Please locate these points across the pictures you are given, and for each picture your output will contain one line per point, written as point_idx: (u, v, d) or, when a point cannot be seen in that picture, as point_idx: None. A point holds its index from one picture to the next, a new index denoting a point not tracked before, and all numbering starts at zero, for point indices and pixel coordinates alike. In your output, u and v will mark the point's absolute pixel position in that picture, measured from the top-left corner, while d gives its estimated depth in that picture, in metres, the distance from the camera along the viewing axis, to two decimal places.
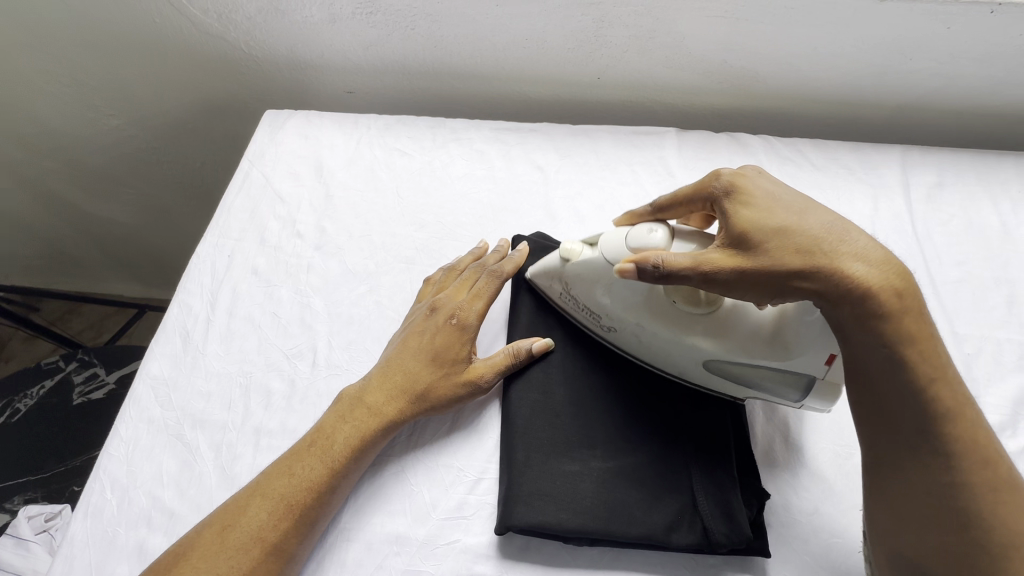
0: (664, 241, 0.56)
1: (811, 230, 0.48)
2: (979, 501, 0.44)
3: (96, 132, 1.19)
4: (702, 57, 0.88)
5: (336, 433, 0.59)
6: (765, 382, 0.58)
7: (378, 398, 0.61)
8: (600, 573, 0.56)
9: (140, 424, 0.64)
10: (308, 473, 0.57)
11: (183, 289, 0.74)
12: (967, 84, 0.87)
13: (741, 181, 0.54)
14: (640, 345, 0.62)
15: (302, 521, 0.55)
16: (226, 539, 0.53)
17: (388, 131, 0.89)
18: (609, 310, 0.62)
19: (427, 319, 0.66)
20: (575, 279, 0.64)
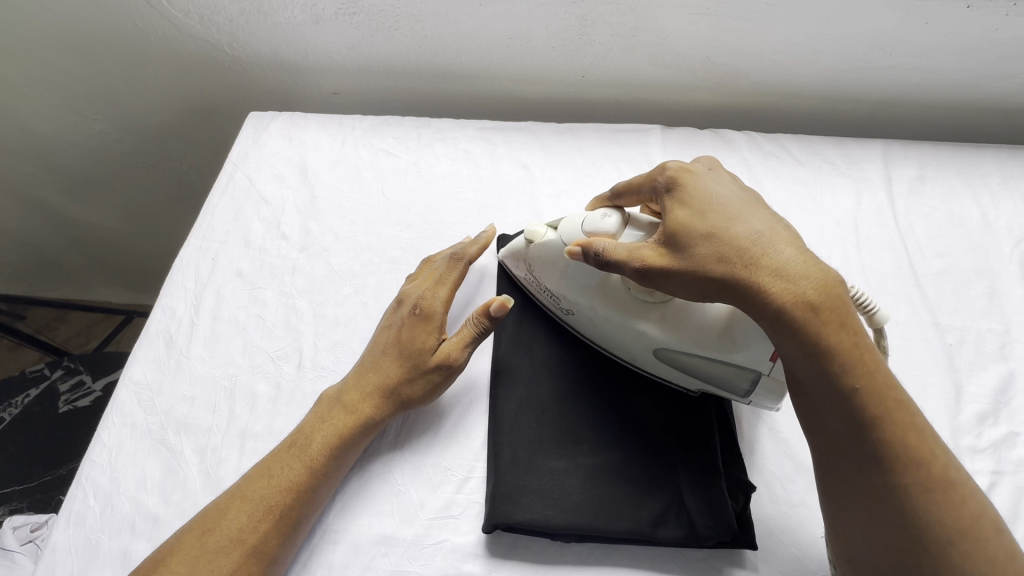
0: (616, 226, 0.57)
1: (735, 234, 0.50)
2: (913, 501, 0.43)
3: (78, 136, 1.18)
4: (685, 55, 0.88)
5: (314, 434, 0.60)
6: (710, 375, 0.57)
7: (354, 397, 0.62)
8: (587, 569, 0.56)
9: (123, 429, 0.63)
10: (286, 474, 0.57)
11: (167, 293, 0.73)
12: (946, 78, 0.88)
13: (683, 176, 0.56)
14: (598, 331, 0.63)
15: (284, 524, 0.55)
16: (206, 543, 0.53)
17: (374, 132, 0.89)
18: (569, 295, 0.63)
19: (394, 312, 0.67)
20: (537, 260, 0.66)
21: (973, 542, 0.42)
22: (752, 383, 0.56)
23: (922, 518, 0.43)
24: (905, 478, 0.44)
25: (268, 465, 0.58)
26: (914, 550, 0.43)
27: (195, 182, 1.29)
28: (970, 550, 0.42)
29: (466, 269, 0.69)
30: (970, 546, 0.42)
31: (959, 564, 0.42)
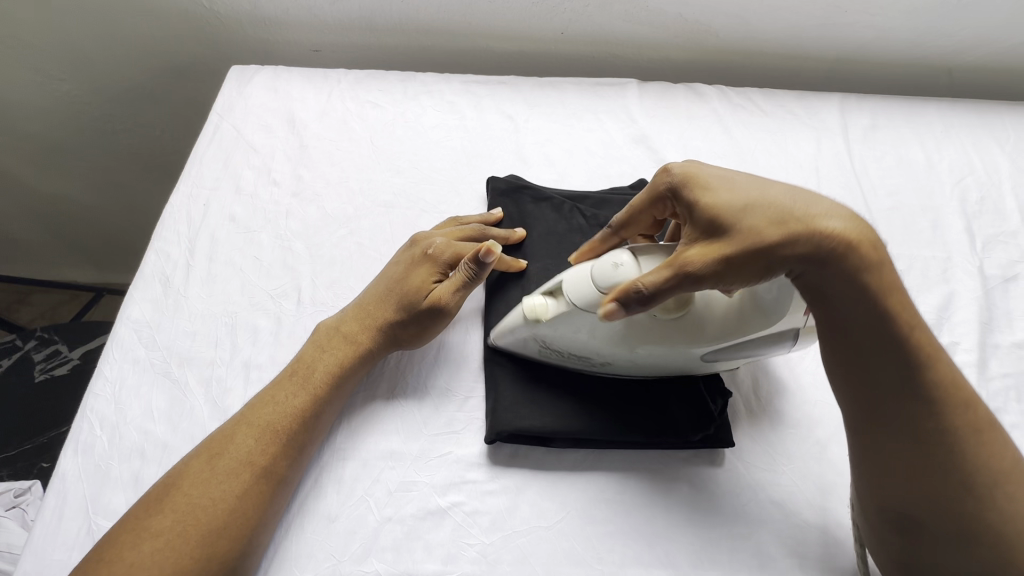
0: (634, 268, 0.52)
1: (783, 203, 0.49)
2: (963, 443, 0.49)
3: (43, 99, 1.14)
4: (659, 11, 0.93)
5: (316, 363, 0.61)
6: (763, 345, 0.60)
7: (355, 328, 0.64)
8: (581, 474, 0.61)
9: (124, 364, 0.64)
10: (291, 400, 0.58)
11: (159, 237, 0.73)
12: (894, 36, 0.95)
13: (691, 169, 0.54)
14: (638, 365, 0.60)
15: (292, 445, 0.56)
16: (217, 464, 0.53)
17: (359, 85, 0.90)
18: (596, 347, 0.58)
19: (404, 252, 0.69)
20: (549, 333, 0.58)
21: (1004, 479, 0.49)
22: (795, 335, 0.59)
23: (967, 461, 0.49)
24: (954, 421, 0.49)
25: (272, 393, 0.59)
26: (959, 492, 0.49)
27: (170, 148, 1.27)
28: (1009, 486, 0.49)
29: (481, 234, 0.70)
30: (1003, 477, 0.49)
31: (996, 497, 0.48)
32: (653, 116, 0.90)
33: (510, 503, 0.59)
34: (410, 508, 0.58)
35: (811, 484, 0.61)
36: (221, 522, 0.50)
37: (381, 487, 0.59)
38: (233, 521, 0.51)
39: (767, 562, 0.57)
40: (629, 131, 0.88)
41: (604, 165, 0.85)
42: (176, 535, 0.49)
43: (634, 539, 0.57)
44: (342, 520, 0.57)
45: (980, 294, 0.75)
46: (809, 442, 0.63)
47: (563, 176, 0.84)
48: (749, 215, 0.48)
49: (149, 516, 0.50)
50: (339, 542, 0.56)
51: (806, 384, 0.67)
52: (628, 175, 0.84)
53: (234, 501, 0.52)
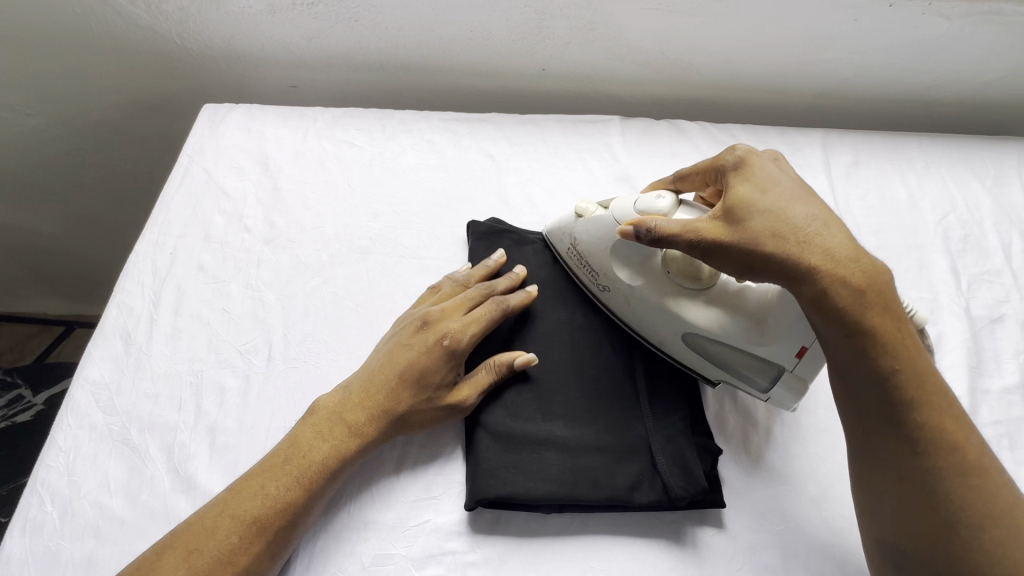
0: (670, 208, 0.60)
1: (794, 221, 0.53)
2: (949, 482, 0.47)
3: (9, 137, 1.11)
4: (641, 48, 0.92)
5: (314, 451, 0.56)
6: (734, 368, 0.61)
7: (358, 418, 0.58)
8: (568, 540, 0.58)
9: (80, 431, 0.60)
10: (284, 493, 0.53)
11: (122, 290, 0.70)
12: (873, 72, 0.96)
13: (747, 157, 0.59)
14: (629, 310, 0.65)
15: (276, 543, 0.52)
16: (193, 564, 0.49)
17: (336, 124, 0.88)
18: (607, 271, 0.65)
19: (417, 336, 0.63)
20: (586, 236, 0.67)
21: (1003, 530, 0.46)
22: (776, 378, 0.59)
23: (949, 502, 0.47)
24: (940, 463, 0.48)
25: (263, 483, 0.54)
26: (941, 530, 0.47)
27: (144, 182, 1.24)
28: (1000, 532, 0.46)
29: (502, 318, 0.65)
30: (996, 528, 0.46)
31: (983, 542, 0.46)
32: (636, 154, 0.89)
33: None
34: None
35: (804, 545, 0.59)
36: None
37: (354, 562, 0.55)
38: None
39: None
40: (612, 170, 0.87)
41: None
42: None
43: None
44: None
45: (967, 336, 0.74)
46: (802, 499, 0.61)
47: (546, 217, 0.82)
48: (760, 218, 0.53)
49: None
50: None
51: (796, 436, 0.65)
52: None
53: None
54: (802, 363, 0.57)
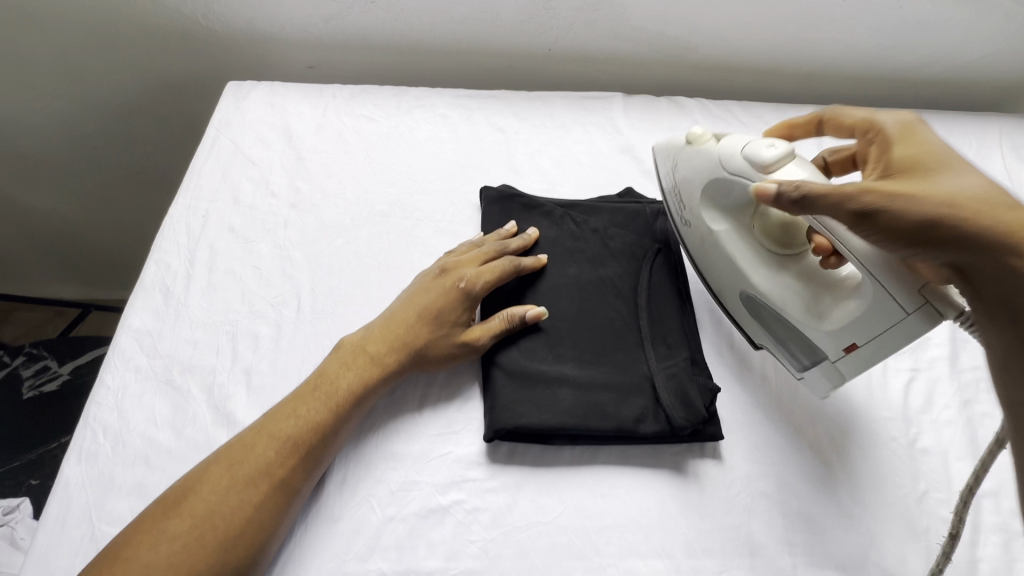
0: (779, 157, 0.60)
1: (953, 180, 0.52)
2: None
3: (37, 118, 1.15)
4: (641, 29, 0.97)
5: (339, 379, 0.61)
6: (782, 334, 0.65)
7: (381, 349, 0.64)
8: (579, 469, 0.63)
9: (126, 372, 0.65)
10: (312, 414, 0.59)
11: (159, 248, 0.75)
12: (862, 51, 1.01)
13: (907, 126, 0.61)
14: (706, 252, 0.71)
15: (308, 459, 0.57)
16: (235, 475, 0.54)
17: (354, 100, 0.93)
18: (700, 212, 0.69)
19: (437, 279, 0.69)
20: (685, 177, 0.70)
21: None
22: (815, 360, 0.62)
23: None
24: None
25: (294, 405, 0.59)
26: None
27: (163, 165, 1.28)
28: None
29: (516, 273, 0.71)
30: None
31: None
32: (638, 128, 0.94)
33: (510, 500, 0.60)
34: (413, 506, 0.59)
35: (796, 473, 0.64)
36: (236, 532, 0.51)
37: (383, 487, 0.60)
38: (250, 530, 0.52)
39: (757, 550, 0.59)
40: (615, 142, 0.92)
41: (592, 175, 0.88)
42: (195, 539, 0.50)
43: (629, 531, 0.59)
44: (345, 521, 0.58)
45: None
46: (794, 434, 0.66)
47: (553, 184, 0.87)
48: (920, 177, 0.54)
49: (166, 518, 0.51)
50: (343, 542, 0.57)
51: (788, 379, 0.70)
52: (616, 184, 0.88)
53: (250, 512, 0.52)
54: (846, 356, 0.59)
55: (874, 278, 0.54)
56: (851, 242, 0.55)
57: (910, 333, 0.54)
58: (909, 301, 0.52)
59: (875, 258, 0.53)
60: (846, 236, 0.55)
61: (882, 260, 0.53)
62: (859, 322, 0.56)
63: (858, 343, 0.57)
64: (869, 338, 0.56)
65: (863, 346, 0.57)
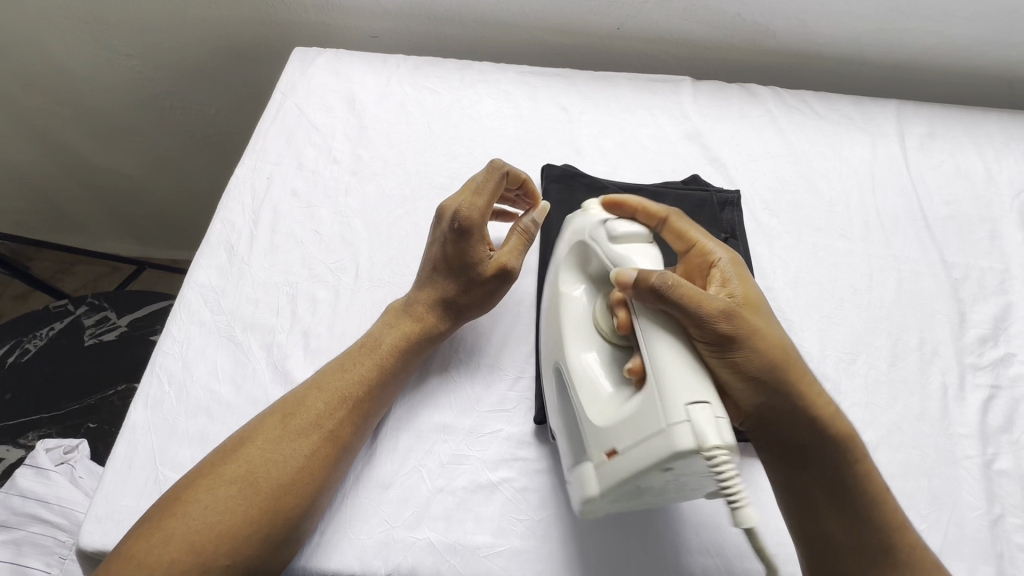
0: (641, 236, 0.58)
1: (763, 319, 0.53)
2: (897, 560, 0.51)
3: (113, 75, 1.19)
4: (718, 11, 0.93)
5: (384, 337, 0.62)
6: (569, 425, 0.56)
7: (419, 307, 0.64)
8: None
9: (191, 325, 0.66)
10: (360, 369, 0.59)
11: (224, 207, 0.76)
12: (956, 44, 0.94)
13: (737, 263, 0.57)
14: (544, 321, 0.64)
15: (356, 414, 0.57)
16: (288, 425, 0.55)
17: (417, 71, 0.92)
18: (557, 278, 0.64)
19: (436, 229, 0.65)
20: (565, 245, 0.65)
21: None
22: (579, 460, 0.52)
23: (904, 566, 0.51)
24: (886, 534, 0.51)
25: (341, 361, 0.60)
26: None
27: (226, 130, 1.31)
28: None
29: (502, 179, 0.65)
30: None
31: None
32: (707, 114, 0.90)
33: (559, 482, 0.59)
34: (462, 480, 0.59)
35: None
36: (290, 479, 0.52)
37: (433, 459, 0.60)
38: (301, 479, 0.52)
39: None
40: (682, 128, 0.89)
41: (657, 160, 0.85)
42: (250, 484, 0.51)
43: (678, 525, 0.57)
44: (395, 488, 0.58)
45: None
46: (862, 443, 0.63)
47: (616, 167, 0.84)
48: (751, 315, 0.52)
49: (223, 463, 0.52)
50: (392, 508, 0.57)
51: (857, 385, 0.66)
52: (681, 170, 0.84)
53: (302, 461, 0.53)
54: (608, 462, 0.48)
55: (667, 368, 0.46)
56: (652, 341, 0.49)
57: (666, 443, 0.43)
58: (690, 409, 0.43)
59: (674, 356, 0.47)
60: (658, 330, 0.49)
61: (674, 358, 0.47)
62: (631, 422, 0.47)
63: (619, 448, 0.47)
64: (631, 444, 0.46)
65: (620, 454, 0.47)
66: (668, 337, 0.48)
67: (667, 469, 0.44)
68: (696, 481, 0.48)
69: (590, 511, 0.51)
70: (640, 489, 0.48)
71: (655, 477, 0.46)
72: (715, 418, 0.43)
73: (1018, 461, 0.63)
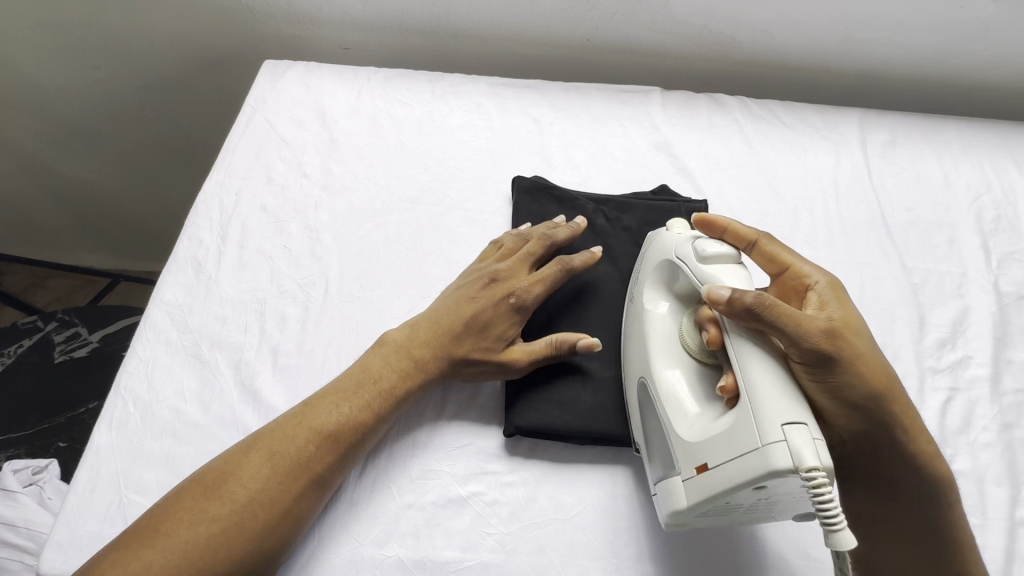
0: (732, 256, 0.56)
1: (867, 347, 0.53)
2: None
3: (82, 87, 1.17)
4: (685, 22, 0.94)
5: (382, 376, 0.61)
6: (656, 438, 0.57)
7: (426, 349, 0.63)
8: (600, 470, 0.62)
9: (157, 345, 0.66)
10: (355, 411, 0.58)
11: (192, 224, 0.75)
12: (915, 54, 0.97)
13: (835, 289, 0.57)
14: (628, 335, 0.64)
15: (344, 456, 0.57)
16: (275, 464, 0.54)
17: (388, 83, 0.92)
18: (641, 291, 0.64)
19: (477, 273, 0.69)
20: (652, 258, 0.64)
21: None
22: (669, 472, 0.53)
23: None
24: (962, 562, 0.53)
25: (338, 401, 0.58)
26: None
27: (200, 141, 1.30)
28: None
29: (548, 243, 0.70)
30: None
31: None
32: (675, 124, 0.92)
33: (529, 495, 0.60)
34: (432, 496, 0.59)
35: None
36: (275, 519, 0.52)
37: (404, 475, 0.60)
38: (283, 522, 0.52)
39: (782, 564, 0.57)
40: (651, 138, 0.90)
41: (626, 170, 0.86)
42: (232, 525, 0.50)
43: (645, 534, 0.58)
44: (366, 507, 0.58)
45: (995, 309, 0.76)
46: None
47: (587, 178, 0.85)
48: (854, 339, 0.52)
49: (205, 500, 0.50)
50: (361, 527, 0.57)
51: None
52: (650, 180, 0.86)
53: (287, 504, 0.53)
54: (698, 477, 0.49)
55: (758, 389, 0.46)
56: (745, 362, 0.48)
57: (761, 461, 0.43)
58: (788, 430, 0.43)
59: (768, 378, 0.46)
60: (757, 354, 0.48)
61: (774, 379, 0.46)
62: (725, 440, 0.47)
63: (710, 463, 0.47)
64: (724, 461, 0.46)
65: (711, 470, 0.47)
66: (760, 355, 0.48)
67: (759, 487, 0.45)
68: (787, 501, 0.48)
69: (676, 523, 0.52)
70: (729, 507, 0.48)
71: (749, 496, 0.46)
72: (812, 440, 0.43)
73: (975, 462, 0.65)
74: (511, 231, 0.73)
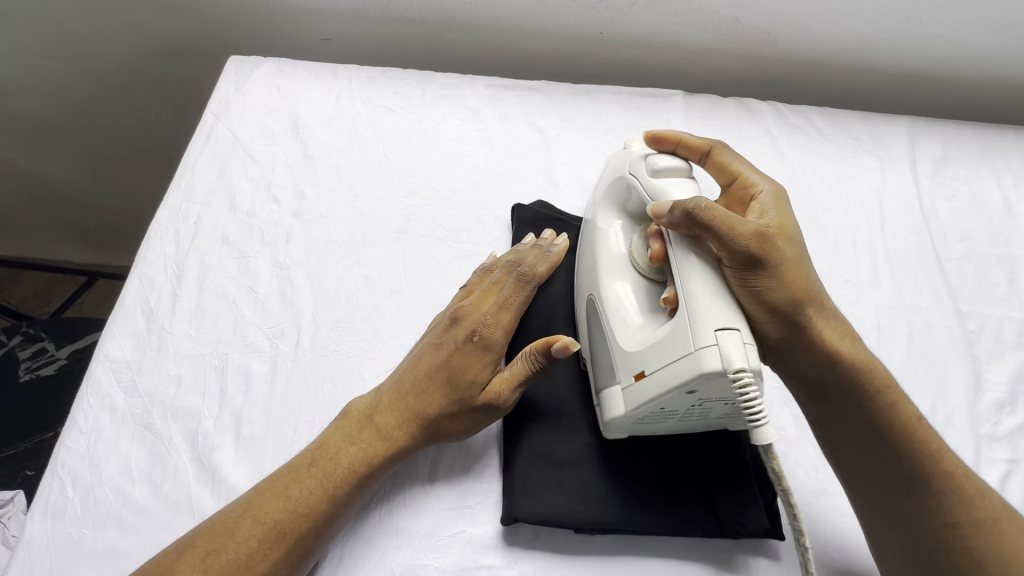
0: (684, 168, 0.56)
1: (800, 254, 0.50)
2: (961, 525, 0.45)
3: (26, 75, 1.04)
4: (713, 14, 0.82)
5: (341, 455, 0.52)
6: (596, 356, 0.55)
7: (390, 419, 0.54)
8: (610, 562, 0.54)
9: (101, 413, 0.57)
10: (306, 496, 0.49)
11: (143, 260, 0.65)
12: (972, 55, 0.85)
13: (779, 199, 0.53)
14: (580, 253, 0.63)
15: (296, 555, 0.48)
16: (211, 567, 0.45)
17: (372, 85, 0.81)
18: (593, 214, 0.63)
19: (437, 319, 0.60)
20: (610, 171, 0.63)
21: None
22: (608, 383, 0.52)
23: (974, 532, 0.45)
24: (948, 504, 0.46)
25: (286, 484, 0.50)
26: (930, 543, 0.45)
27: (165, 135, 1.18)
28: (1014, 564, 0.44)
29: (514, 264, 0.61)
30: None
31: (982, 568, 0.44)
32: (700, 135, 0.80)
33: None
34: None
35: None
36: None
37: (385, 570, 0.52)
38: None
39: None
40: None
41: None
42: None
43: None
44: None
45: None
46: None
47: None
48: (784, 246, 0.49)
49: None
50: None
51: None
52: None
53: None
54: (634, 386, 0.48)
55: (699, 297, 0.45)
56: (685, 268, 0.47)
57: (692, 364, 0.43)
58: (720, 335, 0.43)
59: (703, 283, 0.46)
60: (684, 256, 0.48)
61: (702, 285, 0.46)
62: (663, 345, 0.46)
63: (646, 369, 0.47)
64: (659, 364, 0.46)
65: (648, 375, 0.47)
66: (697, 263, 0.47)
67: (691, 392, 0.44)
68: (721, 408, 0.47)
69: (614, 432, 0.52)
70: (665, 413, 0.48)
71: (682, 403, 0.46)
72: (742, 344, 0.43)
73: None
74: (484, 262, 0.65)
